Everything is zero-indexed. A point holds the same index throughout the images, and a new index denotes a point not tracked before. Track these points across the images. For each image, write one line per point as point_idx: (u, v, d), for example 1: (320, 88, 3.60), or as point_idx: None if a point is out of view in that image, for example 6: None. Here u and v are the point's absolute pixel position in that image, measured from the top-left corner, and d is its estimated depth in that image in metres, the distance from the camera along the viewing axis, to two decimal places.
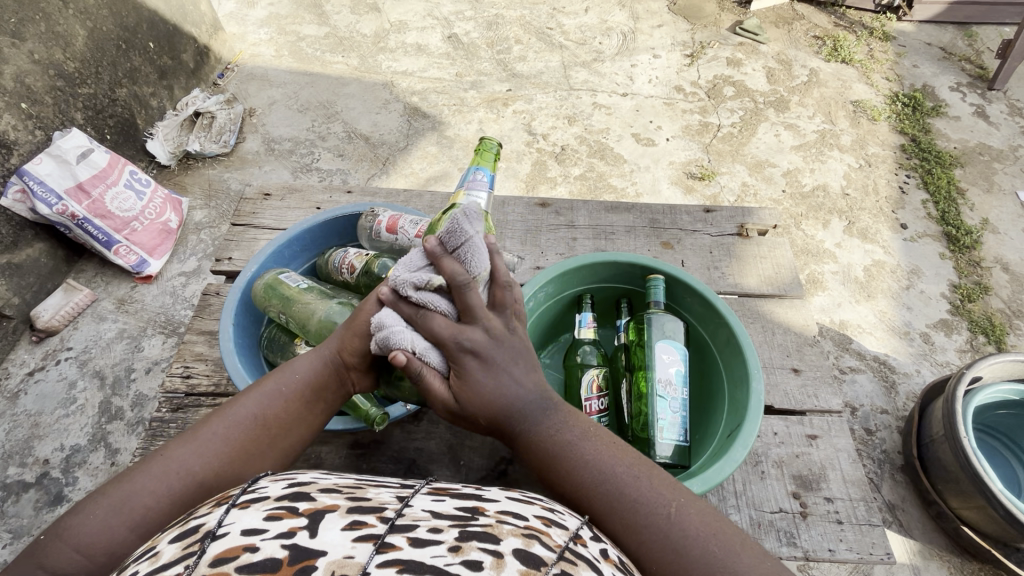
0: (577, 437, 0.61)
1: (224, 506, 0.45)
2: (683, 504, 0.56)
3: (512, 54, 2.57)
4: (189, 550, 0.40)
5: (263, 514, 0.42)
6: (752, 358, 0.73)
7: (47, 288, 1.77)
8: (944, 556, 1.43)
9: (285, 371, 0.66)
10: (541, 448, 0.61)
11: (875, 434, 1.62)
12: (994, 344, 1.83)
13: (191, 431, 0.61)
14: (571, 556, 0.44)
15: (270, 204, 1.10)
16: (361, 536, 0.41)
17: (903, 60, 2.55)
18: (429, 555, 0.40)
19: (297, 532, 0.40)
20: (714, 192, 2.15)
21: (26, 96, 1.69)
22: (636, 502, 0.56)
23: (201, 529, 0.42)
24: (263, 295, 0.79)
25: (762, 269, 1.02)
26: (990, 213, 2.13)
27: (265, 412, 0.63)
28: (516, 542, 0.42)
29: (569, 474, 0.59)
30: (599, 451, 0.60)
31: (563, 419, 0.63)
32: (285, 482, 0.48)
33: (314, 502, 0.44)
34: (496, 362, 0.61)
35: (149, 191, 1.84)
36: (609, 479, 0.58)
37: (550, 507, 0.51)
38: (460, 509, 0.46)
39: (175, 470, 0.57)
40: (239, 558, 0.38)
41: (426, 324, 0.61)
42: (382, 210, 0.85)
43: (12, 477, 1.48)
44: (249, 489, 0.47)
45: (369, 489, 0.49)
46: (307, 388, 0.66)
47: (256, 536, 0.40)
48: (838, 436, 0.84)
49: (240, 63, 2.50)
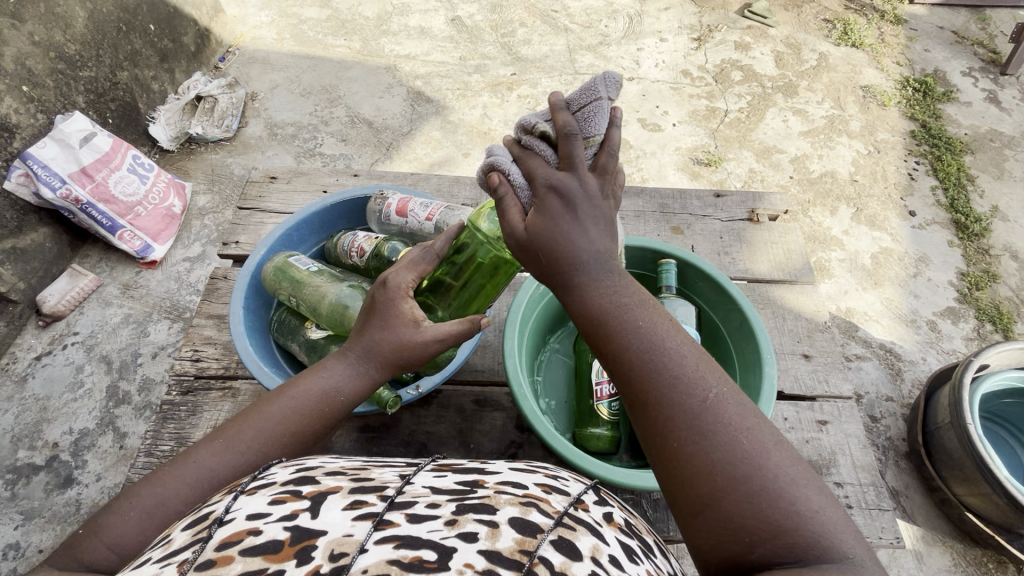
0: (638, 300, 0.57)
1: (233, 493, 0.44)
2: (724, 395, 0.50)
3: (516, 37, 2.53)
4: (199, 536, 0.40)
5: (267, 499, 0.42)
6: (765, 342, 0.72)
7: (52, 273, 1.76)
8: (946, 542, 1.44)
9: (322, 380, 0.63)
10: (591, 304, 0.56)
11: (879, 421, 1.62)
12: (1001, 332, 1.83)
13: (221, 435, 0.59)
14: (571, 521, 0.43)
15: (277, 187, 1.09)
16: (360, 515, 0.40)
17: (915, 44, 2.51)
18: (426, 530, 0.39)
19: (299, 514, 0.40)
20: (721, 178, 2.13)
21: (27, 78, 1.67)
22: (674, 379, 0.52)
23: (211, 516, 0.42)
24: (273, 277, 0.78)
25: (773, 254, 1.01)
26: (1000, 201, 2.11)
27: (299, 427, 0.61)
28: (512, 511, 0.42)
29: (614, 335, 0.55)
30: (656, 320, 0.56)
31: (626, 281, 0.58)
32: (294, 468, 0.48)
33: (317, 484, 0.44)
34: (573, 208, 0.57)
35: (152, 175, 1.83)
36: (655, 347, 0.54)
37: (554, 475, 0.51)
38: (460, 484, 0.46)
39: (210, 480, 0.56)
40: (243, 542, 0.38)
41: (527, 162, 0.59)
42: (392, 192, 0.84)
43: (22, 460, 1.49)
44: (257, 476, 0.47)
45: (373, 469, 0.48)
46: (346, 403, 0.64)
47: (260, 520, 0.40)
48: (848, 421, 0.84)
49: (242, 47, 2.46)
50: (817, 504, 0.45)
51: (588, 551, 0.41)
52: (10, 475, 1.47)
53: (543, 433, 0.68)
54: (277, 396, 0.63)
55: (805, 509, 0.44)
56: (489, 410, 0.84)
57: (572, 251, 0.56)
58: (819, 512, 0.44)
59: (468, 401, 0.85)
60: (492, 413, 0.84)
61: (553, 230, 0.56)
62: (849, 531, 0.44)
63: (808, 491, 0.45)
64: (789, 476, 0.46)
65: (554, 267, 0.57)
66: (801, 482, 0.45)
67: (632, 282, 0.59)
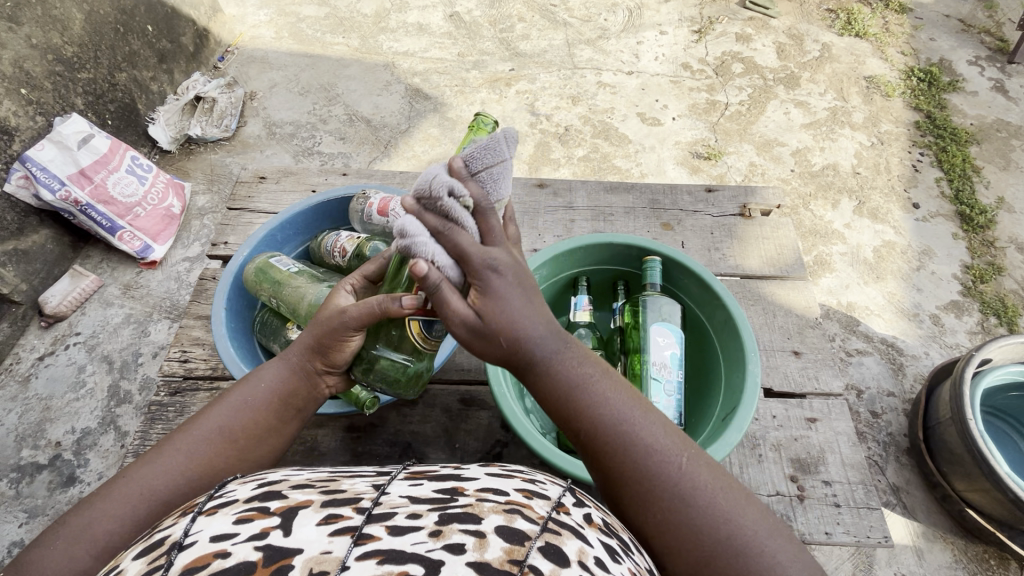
0: (603, 377, 0.59)
1: (190, 515, 0.44)
2: (693, 457, 0.55)
3: (515, 32, 2.51)
4: (156, 563, 0.39)
5: (232, 518, 0.42)
6: (749, 340, 0.72)
7: (53, 275, 1.78)
8: (947, 538, 1.42)
9: (251, 381, 0.66)
10: (556, 381, 0.58)
11: (880, 417, 1.60)
12: (1006, 325, 1.80)
13: (151, 451, 0.60)
14: (555, 526, 0.43)
15: (266, 187, 1.09)
16: (337, 530, 0.40)
17: (920, 34, 2.46)
18: (409, 543, 0.39)
19: (270, 532, 0.40)
20: (721, 172, 2.10)
21: (26, 81, 1.68)
22: (649, 449, 0.55)
23: (168, 541, 0.41)
24: (254, 278, 0.79)
25: (764, 249, 1.00)
26: (1006, 192, 2.07)
27: (230, 426, 0.62)
28: (498, 520, 0.42)
29: (585, 412, 0.57)
30: (619, 397, 0.58)
31: (584, 358, 0.60)
32: (254, 483, 0.47)
33: (285, 499, 0.44)
34: (512, 291, 0.57)
35: (151, 176, 1.84)
36: (623, 425, 0.56)
37: (532, 478, 0.50)
38: (439, 492, 0.45)
39: (140, 491, 0.56)
40: (210, 566, 0.37)
41: (452, 238, 0.54)
42: (374, 192, 0.83)
43: (26, 459, 1.51)
44: (215, 495, 0.46)
45: (344, 480, 0.48)
46: (276, 399, 0.65)
47: (227, 541, 0.39)
48: (838, 419, 0.83)
49: (240, 46, 2.47)
50: (788, 557, 0.49)
51: (575, 555, 0.41)
52: (14, 474, 1.49)
53: (525, 435, 0.68)
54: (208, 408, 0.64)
55: (781, 558, 0.49)
56: (476, 410, 0.84)
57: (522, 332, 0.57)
58: (790, 559, 0.49)
59: (454, 400, 0.85)
60: (478, 412, 0.84)
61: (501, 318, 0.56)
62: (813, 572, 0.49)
63: (778, 544, 0.50)
64: (768, 525, 0.51)
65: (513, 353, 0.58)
66: (774, 533, 0.50)
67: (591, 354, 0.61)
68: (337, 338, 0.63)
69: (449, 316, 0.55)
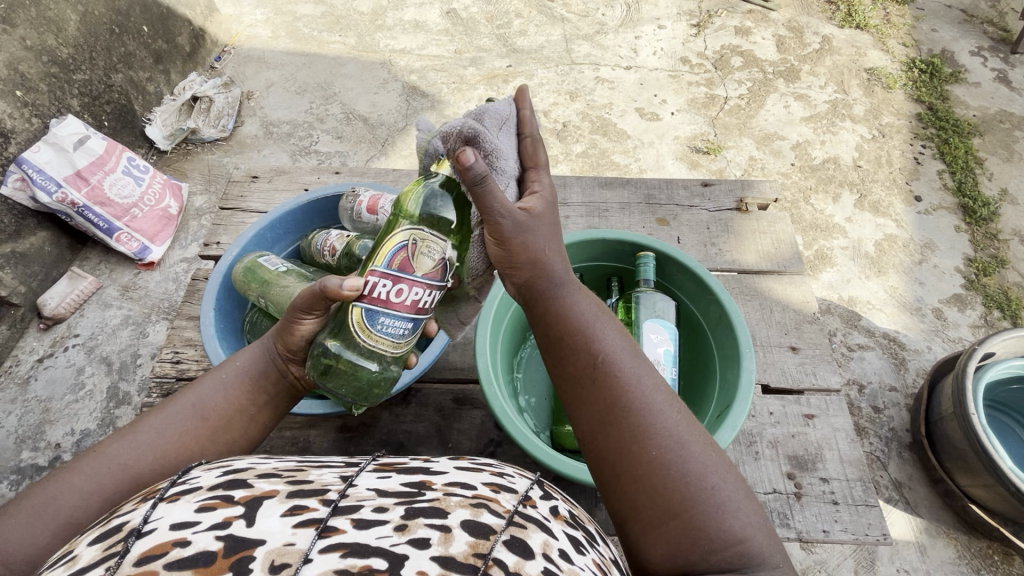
0: (603, 319, 0.61)
1: (151, 501, 0.42)
2: (685, 415, 0.54)
3: (512, 28, 2.49)
4: (111, 551, 0.38)
5: (194, 506, 0.40)
6: (743, 336, 0.71)
7: (52, 277, 1.78)
8: (950, 534, 1.41)
9: (227, 365, 0.67)
10: (570, 310, 0.61)
11: (882, 412, 1.58)
12: (1009, 318, 1.78)
13: (123, 430, 0.59)
14: (521, 519, 0.42)
15: (258, 186, 1.08)
16: (301, 522, 0.39)
17: (921, 24, 2.43)
18: (374, 537, 0.38)
19: (232, 521, 0.38)
20: (720, 167, 2.09)
21: (21, 83, 1.68)
22: (652, 389, 0.55)
23: (124, 528, 0.39)
24: (243, 278, 0.78)
25: (761, 244, 0.98)
26: (1009, 183, 2.05)
27: (204, 405, 0.63)
28: (464, 514, 0.41)
29: (595, 340, 0.59)
30: (619, 340, 0.60)
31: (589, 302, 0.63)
32: (220, 470, 0.46)
33: (250, 488, 0.42)
34: (551, 228, 0.62)
35: (147, 176, 1.82)
36: (623, 364, 0.57)
37: (500, 472, 0.50)
38: (406, 485, 0.44)
39: (107, 466, 0.55)
40: (169, 554, 0.36)
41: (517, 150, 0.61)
42: (364, 190, 0.83)
43: (26, 460, 1.51)
44: (178, 482, 0.44)
45: (312, 470, 0.46)
46: (248, 380, 0.66)
47: (187, 529, 0.38)
48: (836, 415, 0.82)
49: (237, 46, 2.46)
50: (762, 525, 0.47)
51: (539, 548, 0.41)
52: (14, 476, 1.49)
53: (516, 436, 0.67)
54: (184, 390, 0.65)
55: (754, 523, 0.47)
56: (469, 408, 0.84)
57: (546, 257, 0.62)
58: (763, 526, 0.48)
59: (447, 400, 0.84)
60: (471, 411, 0.83)
61: (525, 233, 0.59)
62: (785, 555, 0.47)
63: (753, 511, 0.48)
64: (748, 490, 0.50)
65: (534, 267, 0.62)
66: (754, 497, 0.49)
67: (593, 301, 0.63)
68: (291, 320, 0.65)
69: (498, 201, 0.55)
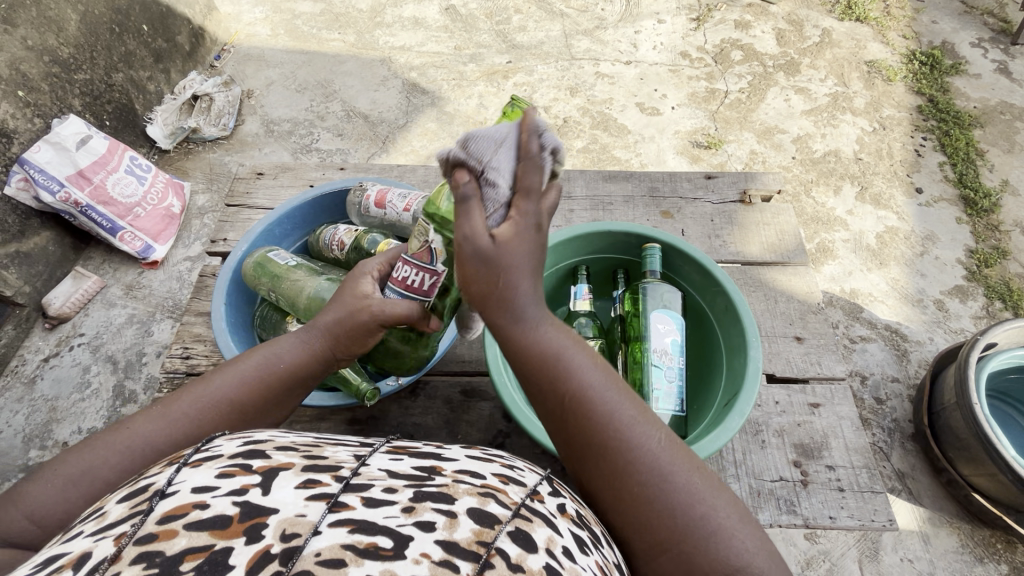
0: (572, 347, 0.56)
1: (175, 465, 0.42)
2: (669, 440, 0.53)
3: (512, 24, 2.49)
4: (137, 509, 0.38)
5: (215, 472, 0.40)
6: (750, 326, 0.71)
7: (56, 276, 1.78)
8: (954, 523, 1.42)
9: (269, 350, 0.66)
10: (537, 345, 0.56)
11: (885, 403, 1.59)
12: (1011, 309, 1.79)
13: (162, 406, 0.60)
14: (527, 513, 0.43)
15: (264, 183, 1.09)
16: (314, 495, 0.39)
17: (921, 16, 2.43)
18: (382, 516, 0.39)
19: (249, 489, 0.39)
20: (721, 161, 2.09)
21: (23, 83, 1.68)
22: (629, 423, 0.53)
23: (150, 488, 0.40)
24: (253, 273, 0.79)
25: (764, 235, 0.99)
26: (1010, 174, 2.05)
27: (243, 397, 0.62)
28: (471, 501, 0.42)
29: (563, 379, 0.55)
30: (590, 370, 0.55)
31: (553, 326, 0.57)
32: (241, 440, 0.46)
33: (268, 459, 0.43)
34: (528, 254, 0.55)
35: (150, 176, 1.83)
36: (596, 400, 0.54)
37: (510, 464, 0.50)
38: (417, 469, 0.45)
39: (145, 449, 0.56)
40: (188, 515, 0.37)
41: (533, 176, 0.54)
42: (371, 184, 0.83)
43: (34, 459, 1.52)
44: (201, 448, 0.44)
45: (328, 447, 0.47)
46: (287, 373, 0.65)
47: (207, 493, 0.38)
48: (841, 404, 0.82)
49: (236, 45, 2.46)
50: (757, 543, 0.49)
51: (543, 543, 0.41)
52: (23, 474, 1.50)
53: (526, 425, 0.68)
54: (223, 368, 0.64)
55: (750, 546, 0.48)
56: (477, 401, 0.84)
57: (513, 288, 0.54)
58: (758, 547, 0.48)
59: (456, 392, 0.85)
60: (479, 403, 0.84)
61: (492, 263, 0.53)
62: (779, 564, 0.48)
63: (748, 530, 0.49)
64: (738, 509, 0.50)
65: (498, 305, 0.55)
66: (744, 518, 0.50)
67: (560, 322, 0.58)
68: (362, 329, 0.67)
69: (465, 227, 0.52)
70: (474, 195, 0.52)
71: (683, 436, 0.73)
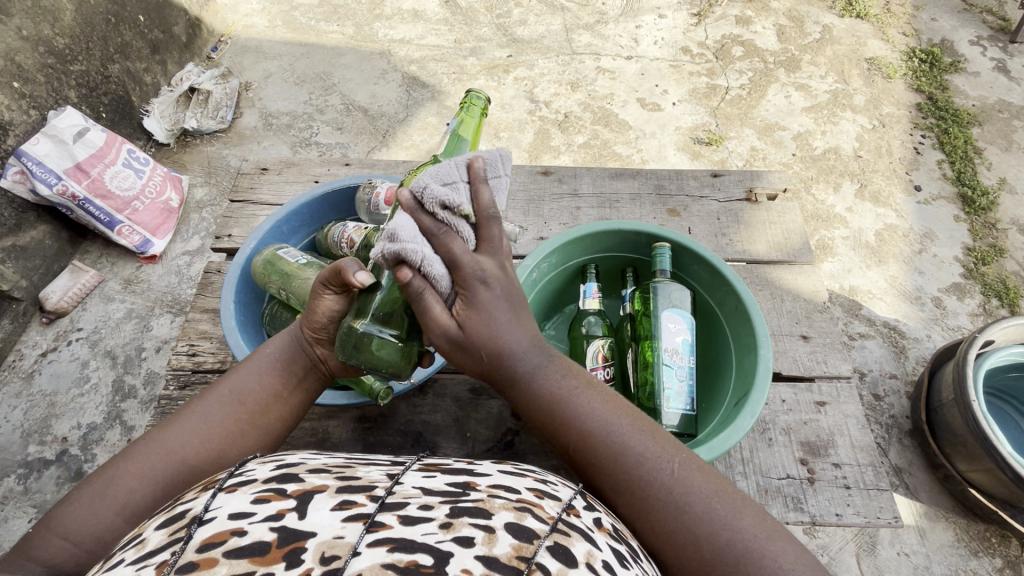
0: (580, 393, 0.60)
1: (211, 490, 0.44)
2: (685, 465, 0.56)
3: (512, 18, 2.47)
4: (176, 536, 0.40)
5: (250, 497, 0.42)
6: (760, 325, 0.72)
7: (53, 270, 1.76)
8: (950, 517, 1.44)
9: (260, 350, 0.69)
10: (539, 392, 0.60)
11: (883, 400, 1.60)
12: (1007, 307, 1.81)
13: (174, 416, 0.63)
14: (565, 527, 0.43)
15: (268, 178, 1.08)
16: (350, 516, 0.41)
17: (921, 14, 2.43)
18: (420, 534, 0.39)
19: (285, 514, 0.40)
20: (722, 157, 2.09)
21: (18, 74, 1.65)
22: (641, 458, 0.56)
23: (188, 514, 0.42)
24: (262, 270, 0.79)
25: (771, 234, 0.99)
26: (1007, 172, 2.06)
27: (244, 391, 0.65)
28: (508, 516, 0.42)
29: (573, 424, 0.59)
30: (601, 413, 0.59)
31: (557, 370, 0.61)
32: (273, 464, 0.48)
33: (302, 482, 0.44)
34: (499, 305, 0.58)
35: (148, 169, 1.81)
36: (608, 438, 0.57)
37: (544, 478, 0.51)
38: (451, 485, 0.45)
39: (157, 450, 0.59)
40: (227, 543, 0.38)
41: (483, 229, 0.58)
42: (381, 181, 0.83)
43: (33, 455, 1.52)
44: (236, 473, 0.46)
45: (359, 467, 0.48)
46: (279, 362, 0.68)
47: (244, 519, 0.40)
48: (848, 402, 0.83)
49: (234, 36, 2.42)
50: (792, 555, 0.50)
51: (583, 557, 0.42)
52: (22, 470, 1.49)
53: None
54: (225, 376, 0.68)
55: (783, 563, 0.49)
56: (486, 399, 0.85)
57: (500, 350, 0.59)
58: (793, 562, 0.49)
59: (464, 390, 0.85)
60: (488, 401, 0.85)
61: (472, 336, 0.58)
62: (821, 570, 0.50)
63: (781, 544, 0.50)
64: (770, 527, 0.52)
65: (497, 366, 0.60)
66: (774, 536, 0.51)
67: (564, 365, 0.62)
68: (312, 299, 0.66)
69: (432, 325, 0.57)
70: (423, 288, 0.56)
71: (694, 436, 0.73)
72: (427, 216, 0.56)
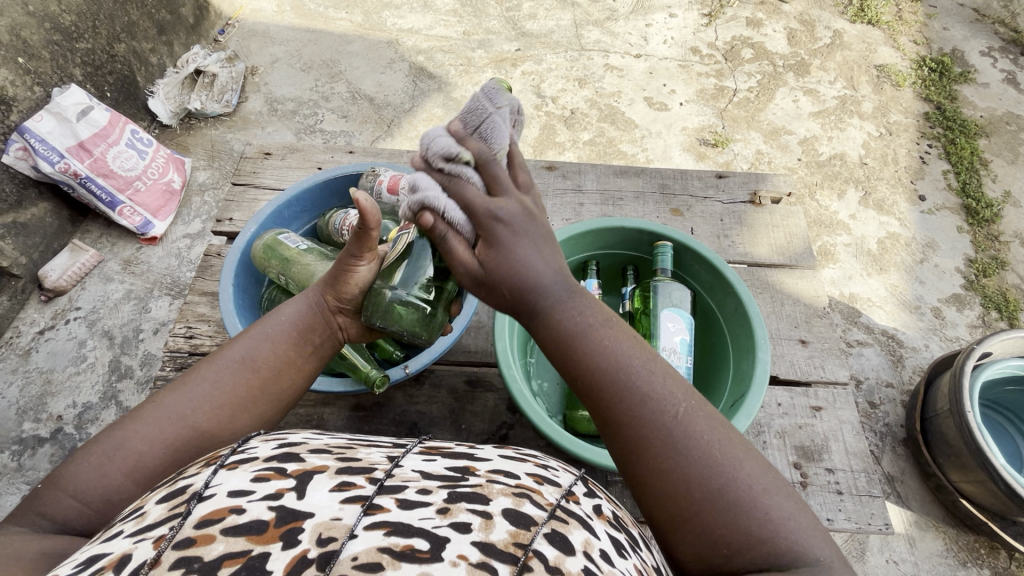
0: (608, 326, 0.56)
1: (213, 467, 0.44)
2: (693, 408, 0.53)
3: (522, 11, 2.45)
4: (176, 510, 0.40)
5: (251, 476, 0.42)
6: (760, 328, 0.72)
7: (52, 248, 1.76)
8: (939, 527, 1.45)
9: (273, 317, 0.68)
10: (557, 327, 0.56)
11: (878, 407, 1.61)
12: (1006, 320, 1.81)
13: (181, 379, 0.62)
14: (563, 514, 0.43)
15: (271, 163, 1.08)
16: (349, 497, 0.41)
17: (933, 22, 2.41)
18: (417, 518, 0.39)
19: (284, 494, 0.40)
20: (727, 160, 2.09)
21: (23, 50, 1.64)
22: (646, 397, 0.53)
23: (188, 490, 0.42)
24: (262, 255, 0.79)
25: (774, 237, 0.99)
26: (1013, 185, 2.06)
27: (257, 356, 0.65)
28: (506, 502, 0.42)
29: (582, 358, 0.55)
30: (619, 344, 0.56)
31: (587, 302, 0.57)
32: (275, 442, 0.48)
33: (302, 463, 0.44)
34: (528, 239, 0.55)
35: (151, 150, 1.80)
36: (620, 369, 0.54)
37: (544, 465, 0.51)
38: (450, 470, 0.45)
39: (169, 415, 0.58)
40: (225, 520, 0.38)
41: (460, 192, 0.54)
42: (384, 169, 0.83)
43: (27, 432, 1.52)
44: (238, 450, 0.46)
45: (361, 449, 0.48)
46: (295, 331, 0.68)
47: (243, 497, 0.40)
48: (843, 408, 0.83)
49: (241, 20, 2.41)
50: (789, 507, 0.48)
51: (580, 545, 0.42)
52: (15, 447, 1.49)
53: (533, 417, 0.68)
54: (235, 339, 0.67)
55: (775, 516, 0.47)
56: (482, 392, 0.85)
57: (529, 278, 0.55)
58: (790, 518, 0.48)
59: (460, 382, 0.85)
60: (484, 394, 0.85)
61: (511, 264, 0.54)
62: (817, 527, 0.48)
63: (778, 498, 0.48)
64: (770, 478, 0.49)
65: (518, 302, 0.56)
66: (772, 491, 0.48)
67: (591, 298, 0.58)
68: (342, 270, 0.66)
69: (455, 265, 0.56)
70: (446, 234, 0.55)
71: None
72: (438, 170, 0.54)
